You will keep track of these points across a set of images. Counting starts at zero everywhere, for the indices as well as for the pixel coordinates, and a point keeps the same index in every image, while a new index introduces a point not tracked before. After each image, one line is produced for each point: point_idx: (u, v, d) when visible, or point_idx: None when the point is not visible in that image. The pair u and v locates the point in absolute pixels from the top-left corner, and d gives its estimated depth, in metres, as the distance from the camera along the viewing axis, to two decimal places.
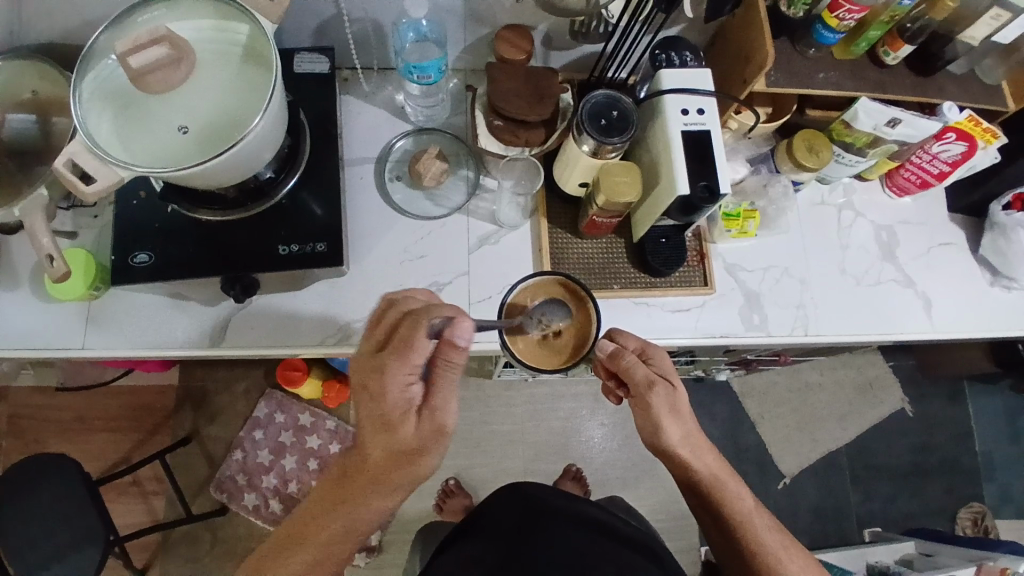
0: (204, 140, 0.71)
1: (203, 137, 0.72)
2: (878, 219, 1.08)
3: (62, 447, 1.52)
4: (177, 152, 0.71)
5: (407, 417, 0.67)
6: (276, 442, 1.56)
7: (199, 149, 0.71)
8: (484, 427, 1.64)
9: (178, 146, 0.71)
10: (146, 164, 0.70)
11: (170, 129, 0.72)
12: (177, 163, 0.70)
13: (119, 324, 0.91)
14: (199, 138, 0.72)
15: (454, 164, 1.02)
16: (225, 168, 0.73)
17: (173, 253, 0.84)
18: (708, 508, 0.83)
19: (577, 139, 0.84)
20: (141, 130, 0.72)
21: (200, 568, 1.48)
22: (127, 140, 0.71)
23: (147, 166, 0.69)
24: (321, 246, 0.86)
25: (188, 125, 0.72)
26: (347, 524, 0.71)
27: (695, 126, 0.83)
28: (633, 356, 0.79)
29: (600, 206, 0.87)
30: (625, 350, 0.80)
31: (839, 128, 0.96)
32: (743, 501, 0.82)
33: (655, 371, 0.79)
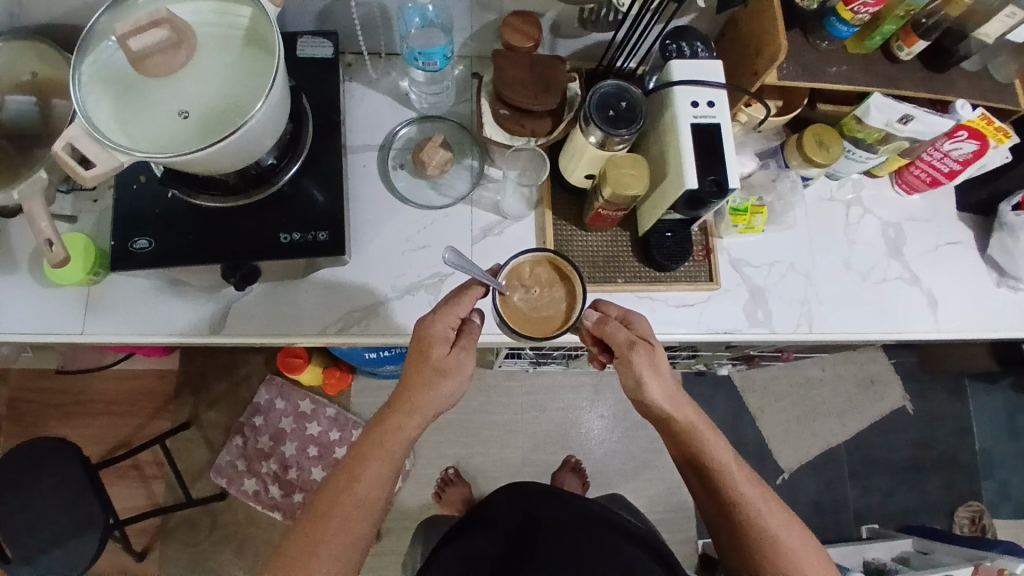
0: (205, 124, 0.70)
1: (203, 122, 0.70)
2: (885, 216, 1.07)
3: (63, 430, 1.52)
4: (176, 136, 0.69)
5: (439, 346, 0.78)
6: (276, 426, 1.57)
7: (199, 134, 0.70)
8: (485, 416, 1.65)
9: (177, 132, 0.70)
10: (147, 147, 0.69)
11: (170, 110, 0.70)
12: (177, 147, 0.69)
13: (119, 310, 0.90)
14: (200, 121, 0.70)
15: (458, 152, 1.01)
16: (227, 154, 0.72)
17: (173, 238, 0.83)
18: (692, 464, 0.83)
19: (584, 130, 0.84)
20: (141, 112, 0.70)
21: (199, 553, 1.49)
22: (126, 123, 0.70)
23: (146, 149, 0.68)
24: (322, 235, 0.85)
25: (187, 110, 0.70)
26: (386, 456, 0.79)
27: (704, 119, 0.81)
28: (615, 322, 0.80)
29: (606, 199, 0.86)
30: (608, 317, 0.81)
31: (850, 123, 0.95)
32: (722, 452, 0.81)
33: (636, 334, 0.80)
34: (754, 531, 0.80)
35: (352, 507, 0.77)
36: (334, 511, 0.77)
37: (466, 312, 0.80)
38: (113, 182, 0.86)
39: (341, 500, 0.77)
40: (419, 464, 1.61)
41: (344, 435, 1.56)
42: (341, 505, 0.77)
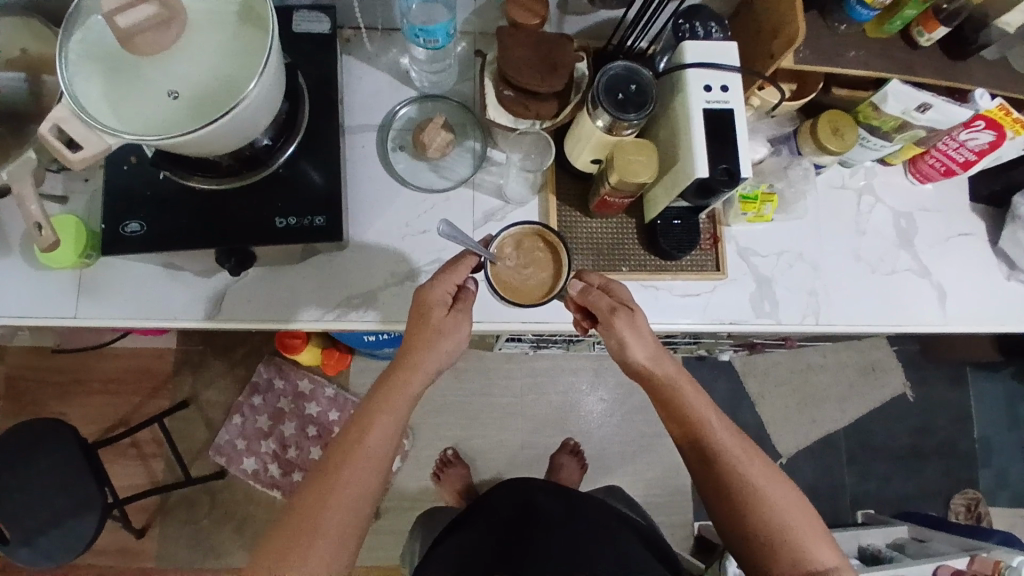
0: (196, 106, 0.67)
1: (194, 103, 0.67)
2: (896, 205, 1.04)
3: (61, 408, 1.52)
4: (166, 118, 0.66)
5: (438, 309, 0.80)
6: (275, 406, 1.57)
7: (189, 116, 0.67)
8: (484, 398, 1.64)
9: (167, 113, 0.67)
10: (136, 130, 0.66)
11: (159, 90, 0.67)
12: (168, 130, 0.66)
13: (113, 294, 0.88)
14: (191, 103, 0.67)
15: (459, 134, 0.98)
16: (219, 136, 0.69)
17: (166, 222, 0.81)
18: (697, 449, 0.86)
19: (592, 114, 0.80)
20: (128, 92, 0.67)
21: (199, 530, 1.50)
22: (113, 103, 0.67)
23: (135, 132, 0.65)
24: (319, 220, 0.82)
25: (177, 90, 0.67)
26: (394, 409, 0.79)
27: (717, 104, 0.78)
28: (596, 291, 0.83)
29: (613, 185, 0.83)
30: (591, 287, 0.84)
31: (866, 110, 0.93)
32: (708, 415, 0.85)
33: (615, 300, 0.83)
34: (745, 491, 0.82)
35: (360, 473, 0.76)
36: (343, 472, 0.76)
37: (461, 278, 0.83)
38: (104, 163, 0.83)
39: (349, 465, 0.76)
40: (418, 445, 1.61)
41: (343, 416, 1.56)
42: (349, 472, 0.76)
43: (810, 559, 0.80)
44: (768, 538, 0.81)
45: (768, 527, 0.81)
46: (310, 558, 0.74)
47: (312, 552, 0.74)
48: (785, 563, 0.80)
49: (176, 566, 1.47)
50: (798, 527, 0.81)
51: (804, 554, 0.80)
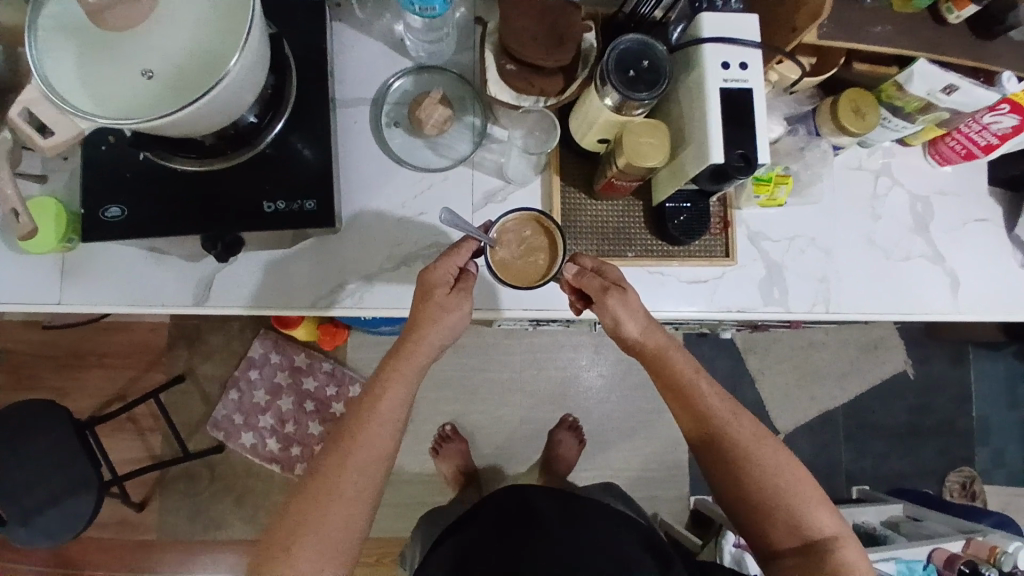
0: (173, 86, 0.61)
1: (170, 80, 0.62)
2: (914, 188, 0.99)
3: (56, 383, 1.51)
4: (141, 100, 0.61)
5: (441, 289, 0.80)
6: (272, 381, 1.55)
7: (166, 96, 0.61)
8: (483, 374, 1.63)
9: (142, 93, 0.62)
10: (110, 114, 0.61)
11: (132, 68, 0.61)
12: (144, 114, 0.61)
13: (98, 279, 0.85)
14: (167, 83, 0.61)
15: (458, 108, 0.92)
16: (201, 116, 0.64)
17: (149, 206, 0.77)
18: (706, 440, 0.86)
19: (600, 91, 0.75)
20: (100, 70, 0.61)
21: (199, 503, 1.51)
22: (86, 83, 0.61)
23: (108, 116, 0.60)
24: (309, 204, 0.78)
25: (150, 68, 0.61)
26: (404, 380, 0.81)
27: (735, 83, 0.73)
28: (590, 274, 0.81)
29: (620, 169, 0.79)
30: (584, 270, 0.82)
31: (889, 89, 0.87)
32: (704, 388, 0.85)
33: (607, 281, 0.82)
34: (743, 462, 0.84)
35: (371, 449, 0.79)
36: (354, 448, 0.78)
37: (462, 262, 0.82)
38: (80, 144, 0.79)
39: (360, 439, 0.79)
40: (416, 420, 1.60)
41: (340, 391, 1.55)
42: (357, 448, 0.78)
43: (806, 524, 0.83)
44: (763, 502, 0.84)
45: (766, 496, 0.83)
46: (329, 525, 0.77)
47: (329, 520, 0.77)
48: (779, 521, 0.83)
49: (177, 538, 1.49)
50: (795, 493, 0.83)
51: (800, 521, 0.83)
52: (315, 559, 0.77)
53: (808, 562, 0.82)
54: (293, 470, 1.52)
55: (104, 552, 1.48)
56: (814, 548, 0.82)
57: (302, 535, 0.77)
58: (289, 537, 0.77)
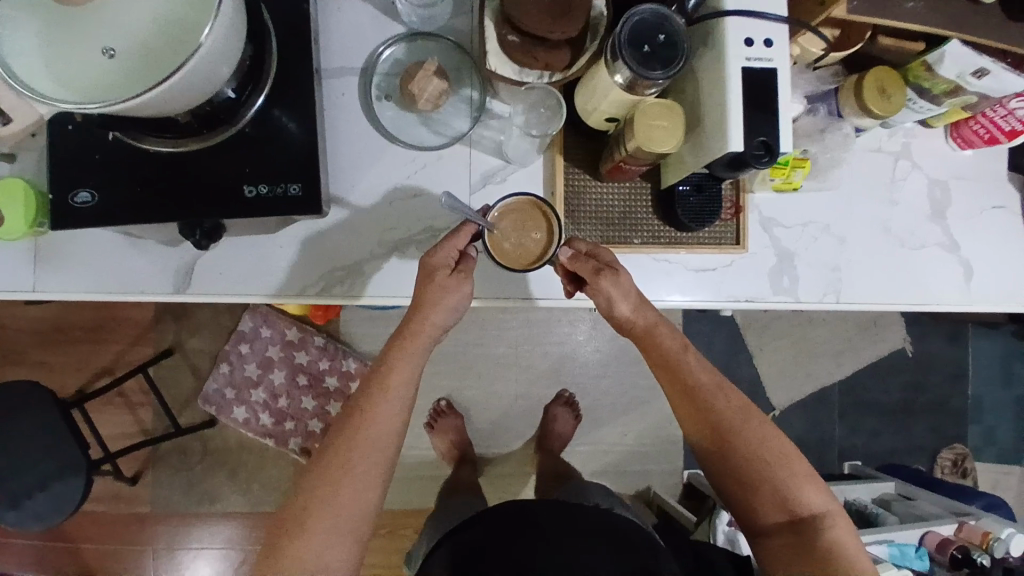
0: (139, 64, 0.55)
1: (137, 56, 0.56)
2: (934, 172, 0.95)
3: (40, 357, 1.47)
4: (104, 82, 0.54)
5: (442, 271, 0.77)
6: (263, 355, 1.51)
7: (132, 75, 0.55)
8: (479, 349, 1.60)
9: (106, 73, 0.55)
10: (72, 99, 0.54)
11: (91, 47, 0.55)
12: (109, 97, 0.54)
13: (71, 265, 0.79)
14: (132, 61, 0.55)
15: (454, 80, 0.85)
16: (173, 95, 0.58)
17: (121, 190, 0.71)
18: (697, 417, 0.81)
19: (610, 67, 0.69)
20: (59, 52, 0.55)
21: (193, 477, 1.50)
22: (45, 68, 0.55)
23: (70, 102, 0.54)
24: (294, 188, 0.72)
25: (112, 46, 0.55)
26: (416, 354, 0.77)
27: (759, 63, 0.67)
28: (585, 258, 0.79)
29: (629, 152, 0.73)
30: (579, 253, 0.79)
31: (917, 69, 0.82)
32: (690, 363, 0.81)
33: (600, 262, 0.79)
34: (733, 439, 0.79)
35: (373, 437, 0.74)
36: (359, 435, 0.74)
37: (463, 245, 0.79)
38: (46, 127, 0.74)
39: (371, 425, 0.74)
40: None
41: (333, 366, 1.52)
42: (358, 433, 0.74)
43: (795, 500, 0.78)
44: (752, 476, 0.79)
45: (753, 470, 0.79)
46: (342, 502, 0.72)
47: (341, 497, 0.72)
48: (766, 494, 0.78)
49: (173, 511, 1.49)
50: (785, 468, 0.78)
51: (790, 496, 0.78)
52: (326, 539, 0.71)
53: (797, 540, 0.76)
54: (287, 445, 1.51)
55: (99, 525, 1.48)
56: (804, 526, 0.77)
57: (313, 512, 0.72)
58: (299, 515, 0.72)
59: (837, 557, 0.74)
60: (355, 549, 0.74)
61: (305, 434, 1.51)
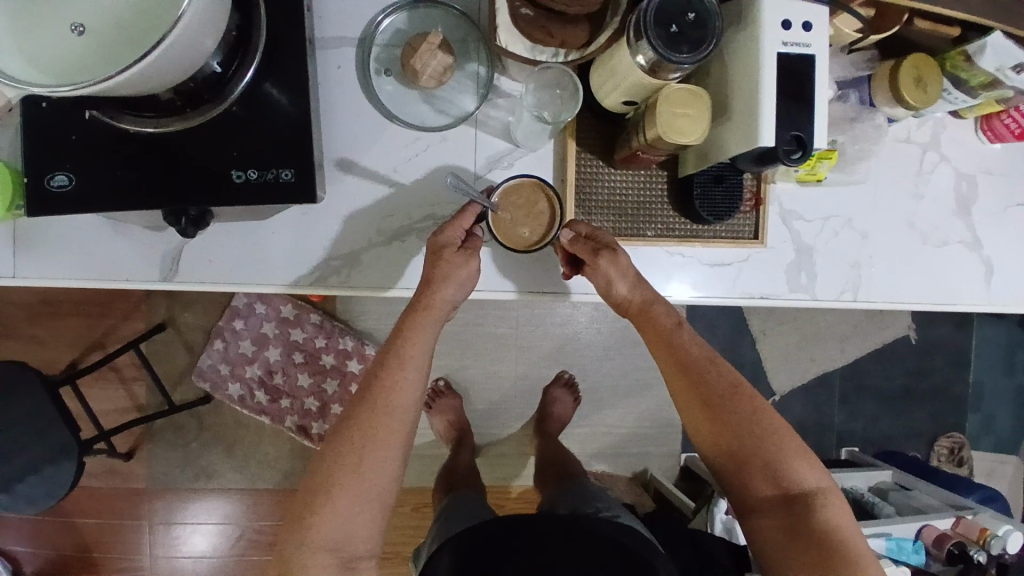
0: (112, 38, 0.50)
1: (111, 32, 0.50)
2: (963, 165, 0.90)
3: (30, 330, 1.43)
4: (77, 61, 0.49)
5: (450, 251, 0.74)
6: (258, 332, 1.47)
7: (106, 54, 0.49)
8: (478, 328, 1.57)
9: (79, 52, 0.50)
10: (43, 82, 0.49)
11: (59, 26, 0.50)
12: (82, 77, 0.49)
13: (52, 249, 0.74)
14: (104, 35, 0.50)
15: (460, 54, 0.79)
16: (153, 74, 0.52)
17: (100, 174, 0.65)
18: (696, 397, 0.75)
19: (632, 46, 0.63)
20: (25, 35, 0.50)
21: (189, 452, 1.48)
22: (10, 53, 0.50)
23: (40, 86, 0.48)
24: (286, 174, 0.67)
25: (82, 22, 0.50)
26: (431, 326, 0.74)
27: (796, 48, 0.62)
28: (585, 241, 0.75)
29: (648, 142, 0.68)
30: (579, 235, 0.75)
31: (956, 59, 0.79)
32: (688, 343, 0.76)
33: (598, 243, 0.75)
34: (731, 417, 0.74)
35: (390, 407, 0.71)
36: (381, 408, 0.71)
37: (470, 225, 0.76)
38: (17, 100, 0.68)
39: (395, 393, 0.71)
40: None
41: (330, 344, 1.49)
42: (373, 405, 0.71)
43: (786, 477, 0.74)
44: (748, 455, 0.74)
45: (745, 446, 0.74)
46: (367, 469, 0.70)
47: (367, 463, 0.70)
48: (757, 471, 0.74)
49: (169, 486, 1.48)
50: (784, 446, 0.74)
51: (782, 473, 0.73)
52: (352, 508, 0.69)
53: (790, 519, 0.73)
54: (283, 422, 1.48)
55: (95, 498, 1.47)
56: (796, 505, 0.73)
57: (338, 480, 0.69)
58: (323, 484, 0.69)
59: (832, 538, 0.71)
60: (380, 520, 0.71)
61: (301, 412, 1.49)
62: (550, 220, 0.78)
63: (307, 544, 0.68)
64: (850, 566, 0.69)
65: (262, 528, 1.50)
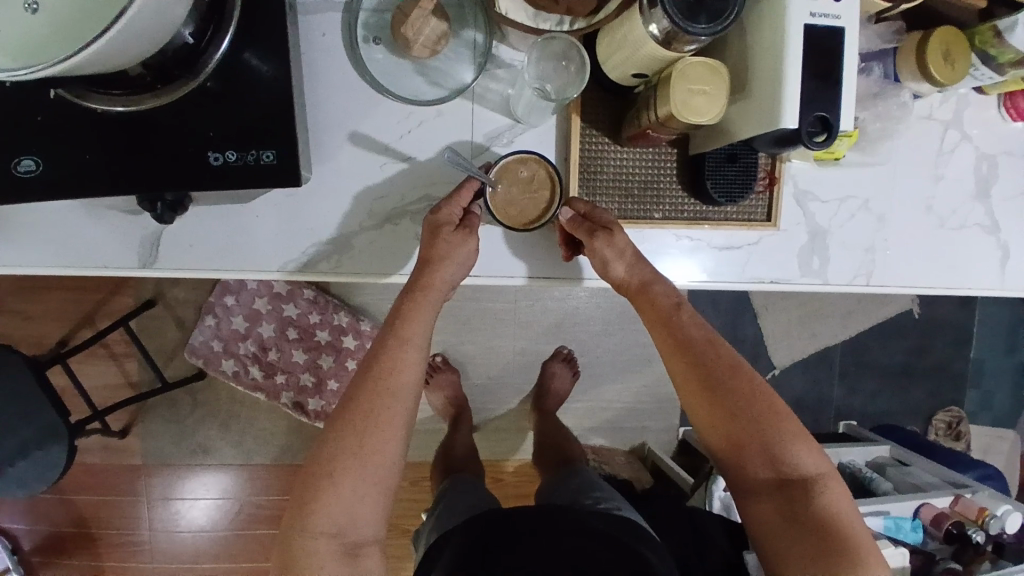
0: (70, 16, 0.44)
1: (65, 5, 0.44)
2: (987, 144, 0.85)
3: (15, 305, 1.39)
4: (33, 40, 0.44)
5: (450, 230, 0.71)
6: (250, 308, 1.43)
7: (62, 29, 0.44)
8: (476, 304, 1.54)
9: (31, 28, 0.44)
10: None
11: (9, 2, 0.44)
12: (41, 59, 0.44)
13: (22, 236, 0.70)
14: (60, 11, 0.44)
15: (456, 21, 0.72)
16: (121, 49, 0.47)
17: (68, 157, 0.60)
18: (700, 382, 0.72)
19: (644, 15, 0.57)
20: None
21: (184, 429, 1.47)
22: None
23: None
24: (269, 155, 0.62)
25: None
26: (431, 307, 0.71)
27: (824, 20, 0.56)
28: (583, 222, 0.71)
29: (659, 120, 0.63)
30: (578, 216, 0.72)
31: (987, 34, 0.73)
32: (689, 326, 0.73)
33: (596, 222, 0.72)
34: (734, 400, 0.71)
35: (388, 388, 0.68)
36: (381, 392, 0.68)
37: (468, 203, 0.73)
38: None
39: (396, 373, 0.69)
40: None
41: (324, 320, 1.46)
42: (369, 388, 0.68)
43: (784, 460, 0.71)
44: (754, 438, 0.71)
45: (743, 428, 0.71)
46: (368, 451, 0.67)
47: (367, 445, 0.67)
48: (760, 454, 0.71)
49: (165, 462, 1.48)
50: (788, 425, 0.71)
51: (780, 455, 0.71)
52: (353, 492, 0.66)
53: (787, 504, 0.70)
54: (279, 399, 1.46)
55: (92, 475, 1.46)
56: (795, 489, 0.70)
57: (341, 464, 0.66)
58: (323, 470, 0.66)
59: (831, 522, 0.68)
60: (384, 504, 0.68)
61: (297, 388, 1.46)
62: (548, 197, 0.73)
63: (308, 531, 0.66)
64: (851, 548, 0.67)
65: (261, 503, 1.51)
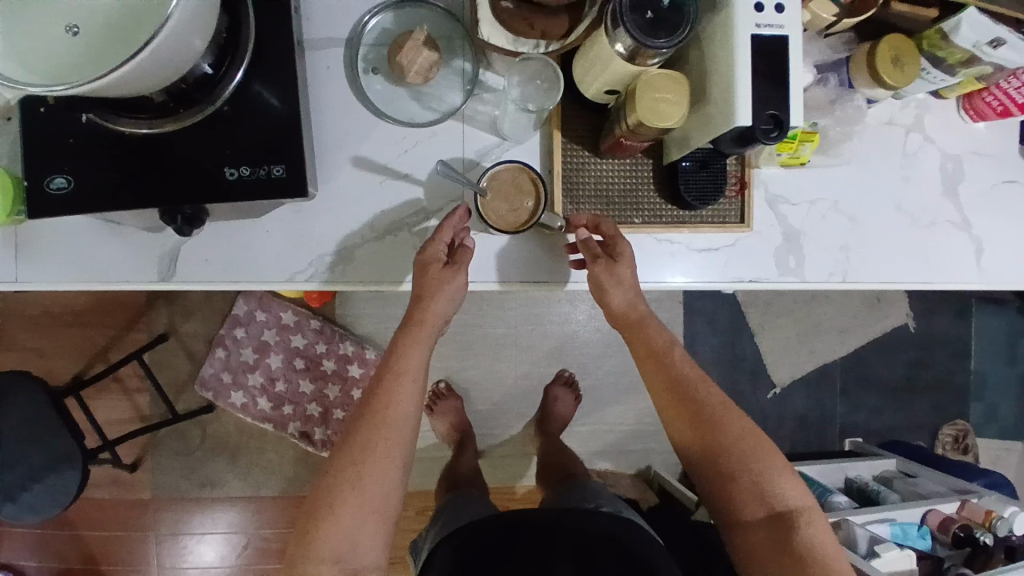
0: (105, 39, 0.51)
1: (103, 31, 0.51)
2: (949, 146, 0.91)
3: (33, 343, 1.44)
4: (73, 61, 0.51)
5: (435, 267, 0.74)
6: (259, 340, 1.49)
7: (99, 51, 0.51)
8: (478, 329, 1.58)
9: (72, 53, 0.51)
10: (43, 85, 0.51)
11: (56, 32, 0.52)
12: (80, 76, 0.50)
13: (51, 255, 0.76)
14: (97, 37, 0.51)
15: (445, 51, 0.81)
16: (148, 68, 0.54)
17: (97, 175, 0.67)
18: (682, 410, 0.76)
19: (610, 35, 0.64)
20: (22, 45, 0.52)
21: (192, 461, 1.49)
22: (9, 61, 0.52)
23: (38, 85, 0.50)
24: (278, 169, 0.68)
25: (77, 24, 0.52)
26: (425, 341, 0.75)
27: (769, 29, 0.63)
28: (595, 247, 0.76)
29: (630, 128, 0.69)
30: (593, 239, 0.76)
31: (933, 38, 0.80)
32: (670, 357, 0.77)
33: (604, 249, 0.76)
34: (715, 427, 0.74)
35: (385, 423, 0.72)
36: (379, 426, 0.71)
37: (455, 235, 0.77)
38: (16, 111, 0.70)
39: (392, 406, 0.72)
40: None
41: (330, 349, 1.50)
42: (367, 423, 0.72)
43: (773, 494, 0.73)
44: (736, 465, 0.74)
45: (724, 455, 0.74)
46: (367, 483, 0.70)
47: (366, 477, 0.70)
48: (743, 480, 0.74)
49: (173, 497, 1.49)
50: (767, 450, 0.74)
51: (760, 485, 0.73)
52: (353, 521, 0.69)
53: (772, 532, 0.72)
54: (286, 429, 1.49)
55: (101, 510, 1.48)
56: (776, 517, 0.73)
57: (341, 495, 0.69)
58: (325, 501, 0.70)
59: (809, 550, 0.71)
60: (383, 532, 0.71)
61: (304, 418, 1.49)
62: (535, 200, 0.79)
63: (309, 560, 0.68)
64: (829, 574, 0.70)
65: (267, 536, 1.51)
